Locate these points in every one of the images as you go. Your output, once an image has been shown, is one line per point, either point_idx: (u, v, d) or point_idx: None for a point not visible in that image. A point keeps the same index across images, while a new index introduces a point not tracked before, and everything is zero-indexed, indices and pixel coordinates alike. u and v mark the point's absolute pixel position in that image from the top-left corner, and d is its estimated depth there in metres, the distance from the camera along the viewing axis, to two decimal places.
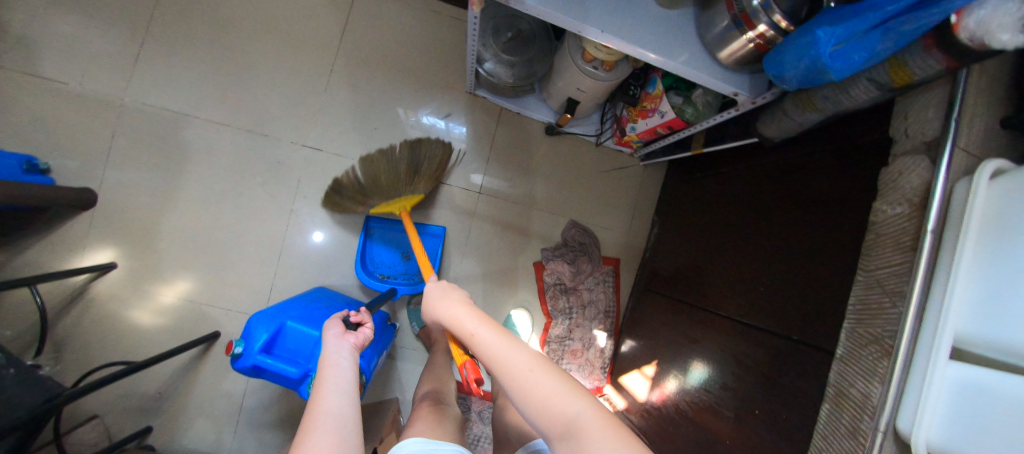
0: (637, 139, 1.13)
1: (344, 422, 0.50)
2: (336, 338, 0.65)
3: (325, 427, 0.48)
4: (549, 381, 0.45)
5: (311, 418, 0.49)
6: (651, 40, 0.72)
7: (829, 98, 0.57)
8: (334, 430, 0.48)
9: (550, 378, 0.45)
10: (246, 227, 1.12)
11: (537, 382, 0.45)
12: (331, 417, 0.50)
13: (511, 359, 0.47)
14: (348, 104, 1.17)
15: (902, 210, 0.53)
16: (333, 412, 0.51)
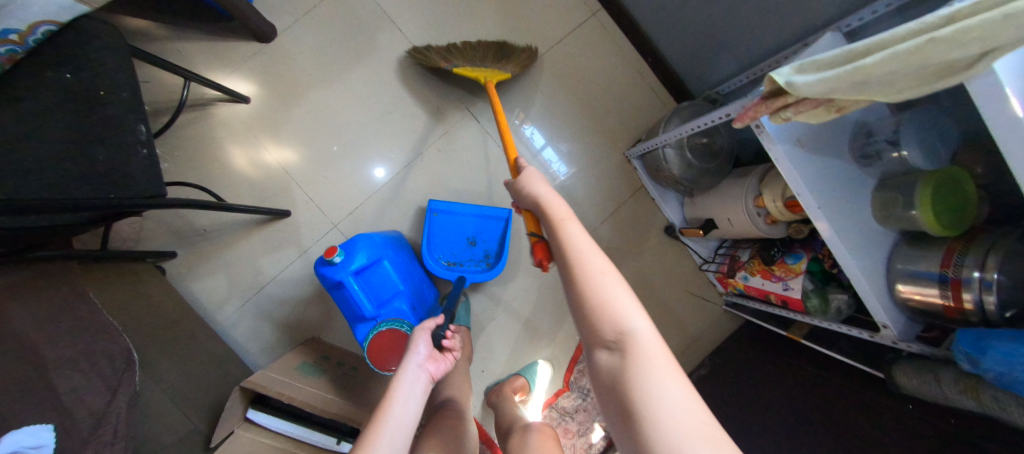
0: (740, 287, 1.16)
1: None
2: (422, 362, 0.62)
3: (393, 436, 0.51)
4: (617, 290, 0.46)
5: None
6: (849, 239, 0.76)
7: (1000, 402, 0.58)
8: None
9: (618, 288, 0.46)
10: (372, 140, 1.11)
11: (608, 286, 0.46)
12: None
13: (588, 257, 0.48)
14: (524, 98, 1.18)
15: None
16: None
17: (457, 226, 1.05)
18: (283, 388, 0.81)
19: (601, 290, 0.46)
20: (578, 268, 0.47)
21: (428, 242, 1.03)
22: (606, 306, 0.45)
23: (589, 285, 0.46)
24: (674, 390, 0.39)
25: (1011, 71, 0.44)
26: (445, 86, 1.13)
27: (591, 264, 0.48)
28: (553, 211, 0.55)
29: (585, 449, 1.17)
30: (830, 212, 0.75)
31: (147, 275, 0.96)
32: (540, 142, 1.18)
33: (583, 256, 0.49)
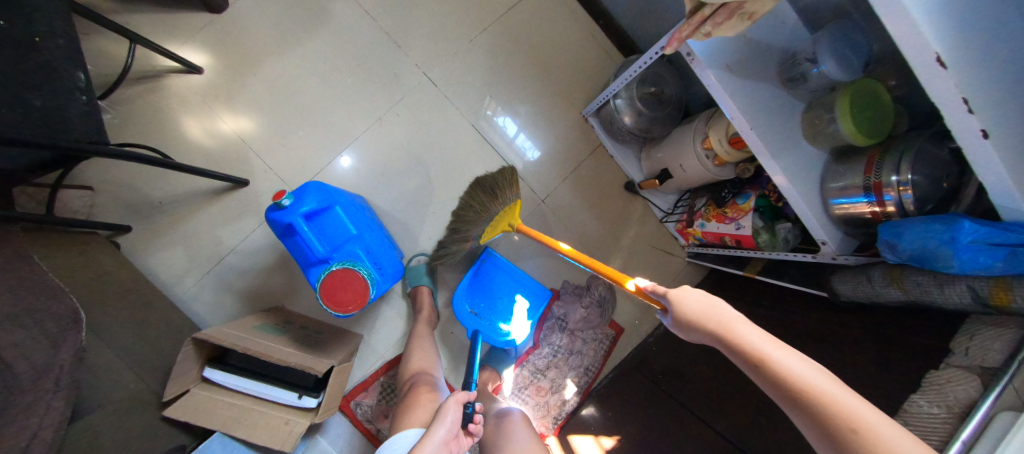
0: (699, 235, 1.19)
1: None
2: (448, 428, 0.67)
3: None
4: (880, 419, 0.36)
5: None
6: (785, 159, 0.80)
7: (921, 286, 0.62)
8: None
9: (878, 416, 0.36)
10: (330, 108, 1.11)
11: (863, 414, 0.37)
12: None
13: (803, 383, 0.40)
14: (482, 63, 1.20)
15: (939, 412, 0.60)
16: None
17: (496, 281, 1.16)
18: (239, 340, 0.80)
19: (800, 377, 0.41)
20: (800, 393, 0.40)
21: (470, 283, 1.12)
22: (832, 406, 0.38)
23: (830, 416, 0.38)
24: None
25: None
26: (402, 53, 1.15)
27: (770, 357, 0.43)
28: (720, 327, 0.48)
29: (558, 405, 1.21)
30: (763, 133, 0.79)
31: (98, 247, 0.94)
32: (513, 130, 1.22)
33: (761, 348, 0.44)
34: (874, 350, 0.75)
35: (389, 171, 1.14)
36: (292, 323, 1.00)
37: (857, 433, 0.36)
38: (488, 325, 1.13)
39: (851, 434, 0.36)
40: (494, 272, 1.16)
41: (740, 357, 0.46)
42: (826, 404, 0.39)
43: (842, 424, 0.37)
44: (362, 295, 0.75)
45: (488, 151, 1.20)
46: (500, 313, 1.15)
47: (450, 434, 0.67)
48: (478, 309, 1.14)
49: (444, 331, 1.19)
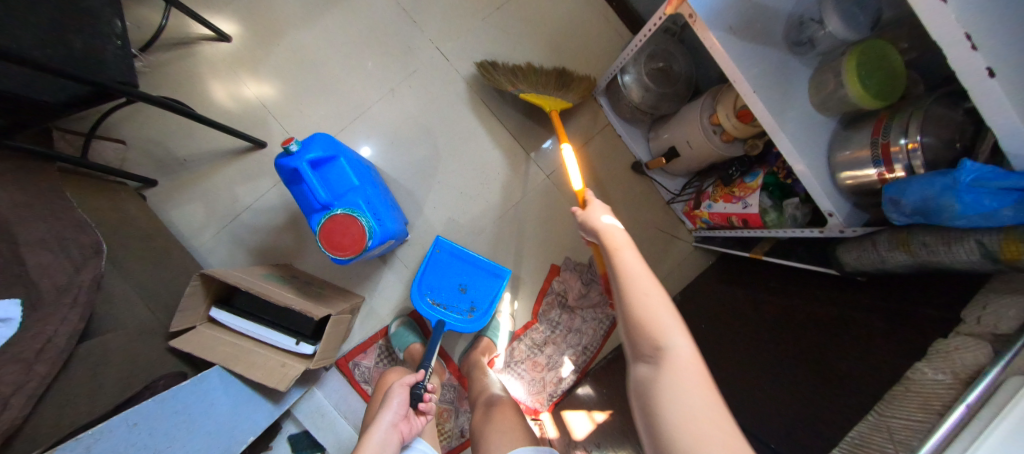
0: (706, 217, 1.17)
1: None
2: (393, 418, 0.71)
3: None
4: (660, 305, 0.47)
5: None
6: (791, 125, 0.78)
7: (927, 246, 0.59)
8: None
9: (662, 304, 0.47)
10: (346, 77, 1.16)
11: (648, 298, 0.48)
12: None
13: (632, 277, 0.51)
14: (494, 40, 1.23)
15: (944, 378, 0.56)
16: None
17: (452, 270, 1.14)
18: (244, 281, 0.84)
19: (652, 310, 0.46)
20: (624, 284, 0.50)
21: (423, 275, 1.09)
22: (633, 295, 0.49)
23: (628, 296, 0.49)
24: (715, 419, 0.38)
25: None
26: (417, 28, 1.19)
27: (642, 290, 0.49)
28: (611, 239, 0.58)
29: (553, 382, 1.20)
30: (768, 98, 0.77)
31: (126, 195, 1.00)
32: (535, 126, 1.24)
33: (625, 252, 0.55)
34: (878, 323, 0.72)
35: (398, 139, 1.17)
36: (297, 278, 1.04)
37: (639, 313, 0.47)
38: (451, 314, 1.10)
39: (654, 347, 0.44)
40: (445, 262, 1.12)
41: (608, 256, 0.56)
42: (631, 292, 0.49)
43: (632, 303, 0.48)
44: (358, 242, 0.77)
45: (495, 125, 1.22)
46: (461, 302, 1.12)
47: (398, 417, 0.72)
48: (438, 301, 1.11)
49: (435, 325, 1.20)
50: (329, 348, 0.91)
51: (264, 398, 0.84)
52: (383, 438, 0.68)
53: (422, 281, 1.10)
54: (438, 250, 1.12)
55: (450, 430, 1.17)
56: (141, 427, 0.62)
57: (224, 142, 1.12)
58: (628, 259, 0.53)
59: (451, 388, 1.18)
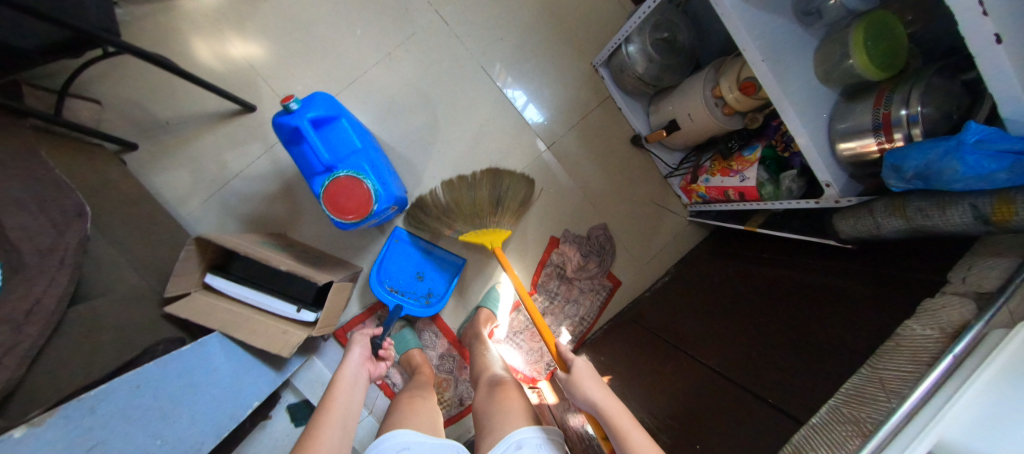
0: (703, 191, 1.19)
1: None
2: (359, 361, 0.78)
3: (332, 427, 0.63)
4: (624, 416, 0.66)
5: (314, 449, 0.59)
6: (796, 96, 0.79)
7: (922, 211, 0.62)
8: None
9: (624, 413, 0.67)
10: (341, 39, 1.11)
11: (615, 412, 0.67)
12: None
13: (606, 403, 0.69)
14: (495, 4, 1.18)
15: (931, 333, 0.59)
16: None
17: (411, 259, 1.16)
18: (241, 247, 0.81)
19: (620, 419, 0.66)
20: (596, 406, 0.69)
21: (382, 263, 1.11)
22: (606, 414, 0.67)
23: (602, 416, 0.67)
24: None
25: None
26: None
27: (617, 415, 0.66)
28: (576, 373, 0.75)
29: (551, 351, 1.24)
30: (774, 66, 0.78)
31: (105, 157, 0.94)
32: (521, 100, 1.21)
33: (590, 380, 0.73)
34: (867, 287, 0.76)
35: (396, 107, 1.14)
36: (294, 247, 1.02)
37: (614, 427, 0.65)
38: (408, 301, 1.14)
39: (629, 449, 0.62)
40: (403, 252, 1.15)
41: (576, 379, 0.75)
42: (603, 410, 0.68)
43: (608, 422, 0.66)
44: (362, 207, 0.75)
45: (495, 95, 1.19)
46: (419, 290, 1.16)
47: (365, 357, 0.79)
48: (397, 288, 1.14)
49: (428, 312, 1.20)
50: (331, 317, 0.90)
51: (266, 365, 0.83)
52: (355, 374, 0.74)
53: (381, 268, 1.12)
54: (397, 240, 1.14)
55: (449, 399, 1.18)
56: (146, 389, 0.59)
57: (210, 104, 1.06)
58: (593, 389, 0.71)
59: (451, 357, 1.19)
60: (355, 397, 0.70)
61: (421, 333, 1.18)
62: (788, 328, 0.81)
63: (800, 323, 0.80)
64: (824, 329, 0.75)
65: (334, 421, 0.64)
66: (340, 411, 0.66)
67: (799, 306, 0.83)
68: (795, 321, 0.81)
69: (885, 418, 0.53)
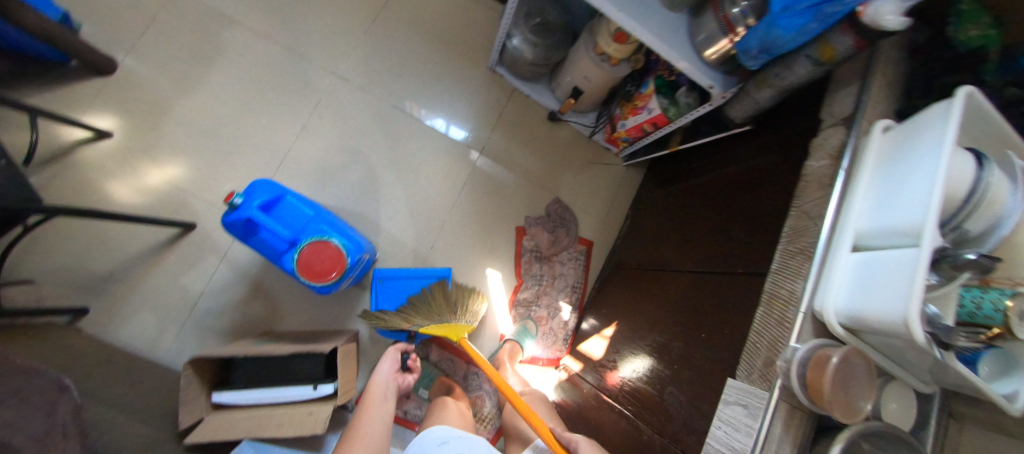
0: (625, 135, 1.32)
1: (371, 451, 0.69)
2: (388, 372, 0.83)
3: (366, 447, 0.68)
4: None
5: (356, 438, 0.70)
6: (655, 29, 0.93)
7: (778, 74, 0.79)
8: None
9: None
10: (255, 130, 1.14)
11: None
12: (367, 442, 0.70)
13: None
14: (383, 49, 1.27)
15: (824, 162, 0.74)
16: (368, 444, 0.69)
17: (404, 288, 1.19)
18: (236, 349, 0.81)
19: None
20: None
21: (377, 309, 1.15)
22: None
23: None
24: None
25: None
26: (304, 60, 1.20)
27: None
28: None
29: (562, 328, 1.30)
30: (627, 10, 0.92)
31: (60, 330, 0.91)
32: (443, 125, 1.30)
33: None
34: (774, 153, 0.90)
35: (330, 171, 1.18)
36: (285, 337, 1.02)
37: None
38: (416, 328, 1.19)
39: None
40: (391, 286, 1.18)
41: None
42: None
43: None
44: (336, 266, 0.80)
45: (416, 124, 1.27)
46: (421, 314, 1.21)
47: (395, 368, 0.85)
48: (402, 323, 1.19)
49: (434, 345, 1.23)
50: (349, 379, 0.91)
51: (306, 451, 0.83)
52: (386, 384, 0.81)
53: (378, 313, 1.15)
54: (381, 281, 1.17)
55: (489, 414, 1.17)
56: None
57: (149, 239, 1.05)
58: None
59: (476, 374, 1.22)
60: (388, 404, 0.78)
61: (438, 363, 1.22)
62: (733, 213, 0.93)
63: (740, 203, 0.93)
64: (756, 199, 0.88)
65: (371, 417, 0.74)
66: (375, 411, 0.75)
67: (734, 192, 0.96)
68: (735, 206, 0.94)
69: (819, 238, 0.67)
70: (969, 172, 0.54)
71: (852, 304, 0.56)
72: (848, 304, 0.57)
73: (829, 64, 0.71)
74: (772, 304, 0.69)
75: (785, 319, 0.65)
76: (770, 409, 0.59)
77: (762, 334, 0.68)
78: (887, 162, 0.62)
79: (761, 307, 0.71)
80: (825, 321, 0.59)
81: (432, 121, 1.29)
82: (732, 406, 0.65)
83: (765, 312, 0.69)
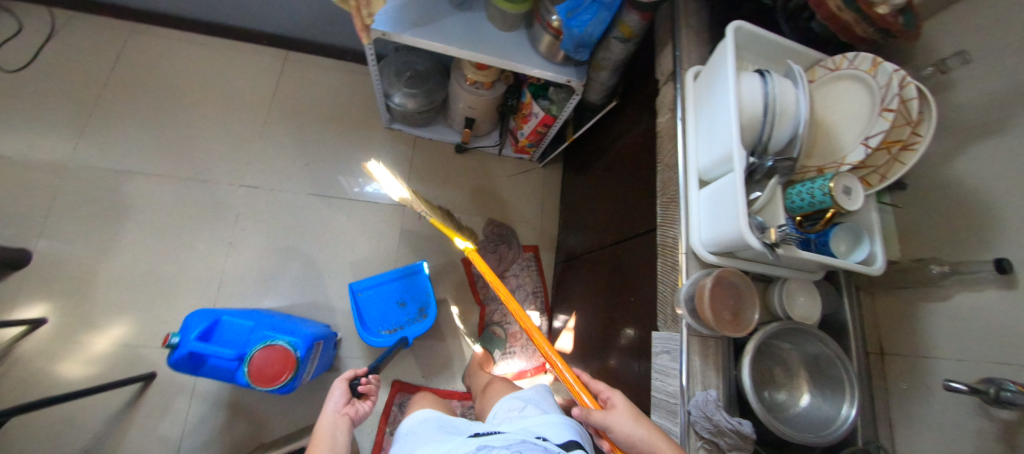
0: (528, 142, 1.43)
1: None
2: (337, 407, 0.73)
3: None
4: None
5: None
6: (499, 51, 1.03)
7: (604, 58, 0.89)
8: None
9: None
10: (186, 263, 1.19)
11: None
12: None
13: None
14: (283, 148, 1.35)
15: (667, 117, 0.84)
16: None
17: (384, 295, 1.21)
18: None
19: None
20: None
21: (364, 322, 1.14)
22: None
23: None
24: None
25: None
26: (213, 184, 1.27)
27: None
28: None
29: (537, 334, 1.38)
30: (468, 42, 1.01)
31: None
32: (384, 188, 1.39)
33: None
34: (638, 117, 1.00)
35: (270, 274, 1.23)
36: (274, 446, 1.04)
37: None
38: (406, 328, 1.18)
39: None
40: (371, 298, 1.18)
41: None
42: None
43: None
44: (286, 366, 0.84)
45: (338, 201, 1.34)
46: (408, 313, 1.20)
47: (344, 402, 0.74)
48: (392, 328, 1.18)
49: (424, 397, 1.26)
50: None
51: None
52: (333, 423, 0.69)
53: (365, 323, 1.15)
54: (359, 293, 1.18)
55: None
56: None
57: (113, 403, 1.06)
58: None
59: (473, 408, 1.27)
60: (341, 445, 0.66)
61: None
62: (626, 181, 1.03)
63: (628, 170, 1.03)
64: (635, 164, 0.99)
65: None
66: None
67: (622, 162, 1.06)
68: (626, 177, 1.04)
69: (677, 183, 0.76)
70: (755, 93, 0.64)
71: (713, 232, 0.65)
72: (711, 233, 0.66)
73: (635, 39, 0.81)
74: (664, 252, 0.77)
75: (675, 263, 0.72)
76: (682, 347, 0.66)
77: (665, 281, 0.75)
78: (703, 105, 0.73)
79: (659, 257, 0.79)
80: (695, 253, 0.69)
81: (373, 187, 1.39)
82: (661, 355, 0.71)
83: (662, 262, 0.77)
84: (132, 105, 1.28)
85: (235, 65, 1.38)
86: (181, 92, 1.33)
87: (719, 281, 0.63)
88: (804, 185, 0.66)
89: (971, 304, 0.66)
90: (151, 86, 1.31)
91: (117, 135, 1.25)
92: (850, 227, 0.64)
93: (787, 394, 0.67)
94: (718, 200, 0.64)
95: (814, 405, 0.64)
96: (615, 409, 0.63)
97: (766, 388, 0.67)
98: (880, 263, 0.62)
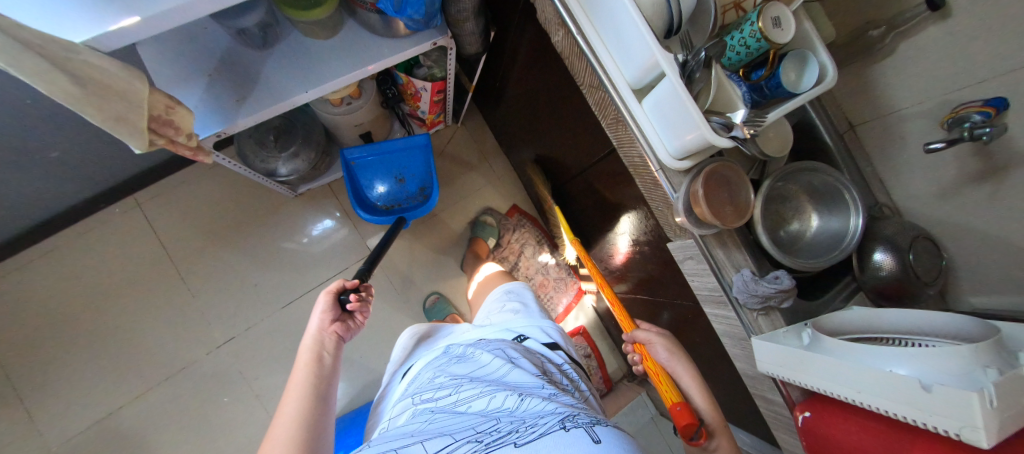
0: (433, 115, 1.27)
1: (308, 403, 0.54)
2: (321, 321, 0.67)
3: (295, 403, 0.54)
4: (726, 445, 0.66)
5: (286, 394, 0.55)
6: (351, 64, 0.86)
7: None
8: (292, 425, 0.50)
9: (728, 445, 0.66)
10: (236, 439, 1.16)
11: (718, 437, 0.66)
12: (293, 399, 0.54)
13: (710, 412, 0.68)
14: (223, 284, 1.22)
15: (561, 34, 0.74)
16: (284, 435, 0.49)
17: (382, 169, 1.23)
18: None
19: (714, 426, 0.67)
20: (704, 413, 0.68)
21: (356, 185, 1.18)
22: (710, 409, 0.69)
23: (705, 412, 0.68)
24: None
25: (85, 24, 0.50)
26: (193, 363, 1.17)
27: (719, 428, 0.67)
28: (698, 391, 0.70)
29: (559, 270, 1.45)
30: (314, 81, 0.84)
31: None
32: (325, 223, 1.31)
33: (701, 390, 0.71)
34: (533, 39, 0.90)
35: None
36: None
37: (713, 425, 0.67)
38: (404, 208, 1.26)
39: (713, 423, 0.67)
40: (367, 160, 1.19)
41: (694, 391, 0.70)
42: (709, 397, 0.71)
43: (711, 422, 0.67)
44: None
45: (315, 295, 1.26)
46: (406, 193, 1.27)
47: (328, 319, 0.68)
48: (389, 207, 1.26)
49: None
50: None
51: None
52: (315, 342, 0.64)
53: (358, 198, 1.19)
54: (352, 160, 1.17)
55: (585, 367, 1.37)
56: None
57: None
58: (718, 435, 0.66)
59: None
60: (324, 363, 0.61)
61: None
62: (559, 106, 0.97)
63: (555, 96, 0.96)
64: (558, 88, 0.92)
65: (299, 386, 0.56)
66: (299, 381, 0.57)
67: (544, 89, 0.99)
68: (557, 103, 0.97)
69: (613, 102, 0.69)
70: None
71: (674, 141, 0.61)
72: (672, 143, 0.61)
73: None
74: (639, 173, 0.74)
75: (655, 180, 0.70)
76: (703, 249, 0.68)
77: (654, 199, 0.74)
78: (594, 8, 0.62)
79: (636, 178, 0.76)
80: (669, 165, 0.64)
81: (318, 227, 1.31)
82: (688, 262, 0.74)
83: (641, 182, 0.75)
84: (41, 356, 1.10)
85: (95, 247, 1.15)
86: (71, 309, 1.13)
87: (710, 177, 0.62)
88: (734, 38, 0.61)
89: (916, 49, 0.67)
90: (39, 325, 1.11)
91: (59, 391, 1.09)
92: (793, 53, 0.61)
93: (799, 223, 0.71)
94: (665, 109, 0.59)
95: (824, 222, 0.69)
96: (659, 334, 0.79)
97: (779, 229, 0.71)
98: (833, 73, 0.59)
